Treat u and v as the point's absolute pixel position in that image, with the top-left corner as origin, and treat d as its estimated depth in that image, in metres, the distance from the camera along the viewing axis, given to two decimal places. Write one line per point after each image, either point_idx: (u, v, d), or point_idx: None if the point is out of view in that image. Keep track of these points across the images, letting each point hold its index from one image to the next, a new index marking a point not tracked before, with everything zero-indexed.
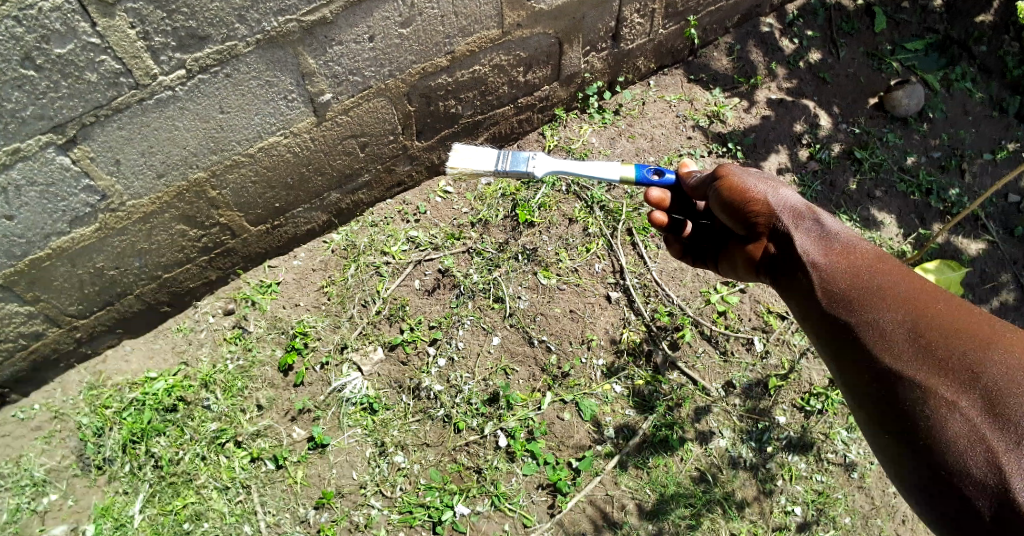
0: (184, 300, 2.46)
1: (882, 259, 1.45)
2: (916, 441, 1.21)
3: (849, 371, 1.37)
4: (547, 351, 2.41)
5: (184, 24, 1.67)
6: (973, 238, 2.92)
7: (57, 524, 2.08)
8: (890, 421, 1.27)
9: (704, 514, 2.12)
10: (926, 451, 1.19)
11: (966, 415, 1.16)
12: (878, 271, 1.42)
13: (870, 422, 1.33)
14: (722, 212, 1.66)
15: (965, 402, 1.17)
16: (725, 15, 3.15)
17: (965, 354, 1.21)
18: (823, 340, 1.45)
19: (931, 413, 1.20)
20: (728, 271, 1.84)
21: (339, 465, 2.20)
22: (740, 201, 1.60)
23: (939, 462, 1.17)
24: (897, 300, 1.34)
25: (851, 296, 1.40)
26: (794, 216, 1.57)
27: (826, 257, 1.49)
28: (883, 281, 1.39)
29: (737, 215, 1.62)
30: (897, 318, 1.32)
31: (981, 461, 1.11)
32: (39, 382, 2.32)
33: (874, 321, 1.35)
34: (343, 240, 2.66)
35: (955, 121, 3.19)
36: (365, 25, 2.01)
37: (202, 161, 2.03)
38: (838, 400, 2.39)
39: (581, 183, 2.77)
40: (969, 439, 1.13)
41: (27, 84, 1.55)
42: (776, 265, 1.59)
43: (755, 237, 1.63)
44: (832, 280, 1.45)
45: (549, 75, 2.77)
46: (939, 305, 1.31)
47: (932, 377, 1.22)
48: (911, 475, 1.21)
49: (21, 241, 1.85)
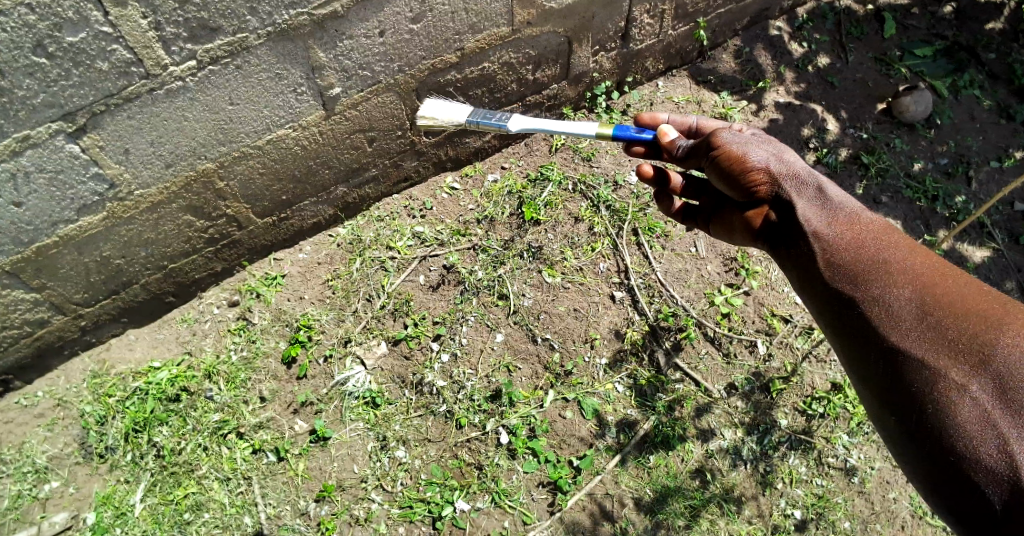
0: (190, 290, 2.47)
1: (886, 231, 1.45)
2: (922, 423, 1.21)
3: (852, 348, 1.36)
4: (550, 349, 2.41)
5: (197, 15, 1.68)
6: (978, 245, 2.91)
7: (58, 511, 2.09)
8: (894, 399, 1.27)
9: (703, 515, 2.12)
10: (933, 433, 1.19)
11: (977, 400, 1.16)
12: (884, 245, 1.41)
13: (874, 401, 1.32)
14: (719, 177, 1.68)
15: (976, 385, 1.17)
16: (734, 18, 3.16)
17: (975, 336, 1.21)
18: (826, 314, 1.44)
19: (939, 397, 1.20)
20: (723, 236, 1.86)
21: (340, 459, 2.20)
22: (739, 168, 1.61)
23: (947, 446, 1.16)
24: (904, 277, 1.34)
25: (855, 269, 1.40)
26: (795, 183, 1.57)
27: (830, 227, 1.49)
28: (890, 257, 1.38)
29: (736, 182, 1.64)
30: (905, 296, 1.32)
31: (992, 448, 1.11)
32: (42, 369, 2.33)
33: (881, 298, 1.34)
34: (348, 234, 2.67)
35: (961, 128, 3.17)
36: (376, 19, 2.02)
37: (211, 152, 2.03)
38: (840, 405, 2.39)
39: (588, 182, 2.79)
40: (980, 424, 1.14)
41: (39, 71, 1.56)
42: (776, 234, 1.59)
43: (755, 203, 1.64)
44: (835, 251, 1.45)
45: (558, 74, 2.77)
46: (946, 284, 1.32)
47: (942, 358, 1.22)
48: (916, 457, 1.21)
49: (29, 228, 1.86)
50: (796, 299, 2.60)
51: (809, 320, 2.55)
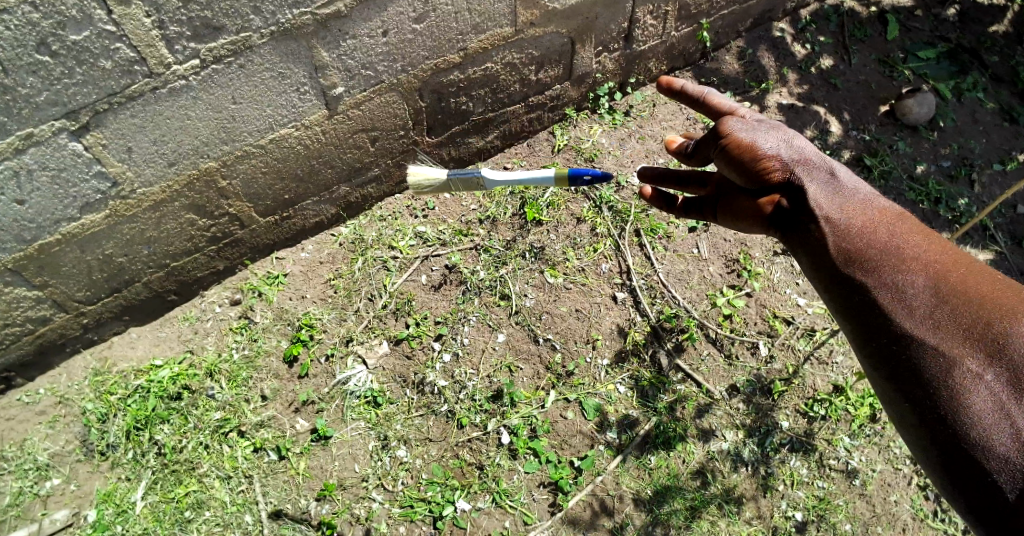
0: (192, 289, 2.48)
1: (899, 218, 1.41)
2: (936, 411, 1.18)
3: (863, 336, 1.33)
4: (552, 349, 2.41)
5: (200, 14, 1.68)
6: (981, 248, 2.91)
7: (59, 508, 2.09)
8: (907, 387, 1.24)
9: (704, 516, 2.12)
10: (946, 421, 1.16)
11: (991, 389, 1.13)
12: (896, 232, 1.38)
13: (886, 388, 1.29)
14: (726, 166, 1.59)
15: (991, 374, 1.14)
16: (738, 19, 3.16)
17: (990, 324, 1.18)
18: (835, 301, 1.41)
19: (953, 385, 1.17)
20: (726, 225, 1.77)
21: (341, 458, 2.20)
22: (750, 156, 1.53)
23: (960, 435, 1.14)
24: (917, 264, 1.31)
25: (868, 256, 1.36)
26: (806, 168, 1.51)
27: (841, 213, 1.45)
28: (903, 243, 1.35)
29: (745, 170, 1.56)
30: (919, 282, 1.28)
31: (1006, 438, 1.09)
32: (44, 367, 2.33)
33: (893, 285, 1.31)
34: (351, 234, 2.67)
35: (964, 130, 3.17)
36: (380, 19, 2.02)
37: (213, 150, 2.03)
38: (842, 407, 2.38)
39: (590, 183, 2.79)
40: (994, 413, 1.11)
41: (42, 70, 1.56)
42: (787, 221, 1.52)
43: (764, 191, 1.55)
44: (847, 239, 1.40)
45: (561, 74, 2.77)
46: (961, 271, 1.29)
47: (956, 346, 1.19)
48: (928, 445, 1.19)
49: (32, 226, 1.86)
50: (798, 301, 2.60)
51: (810, 322, 2.55)
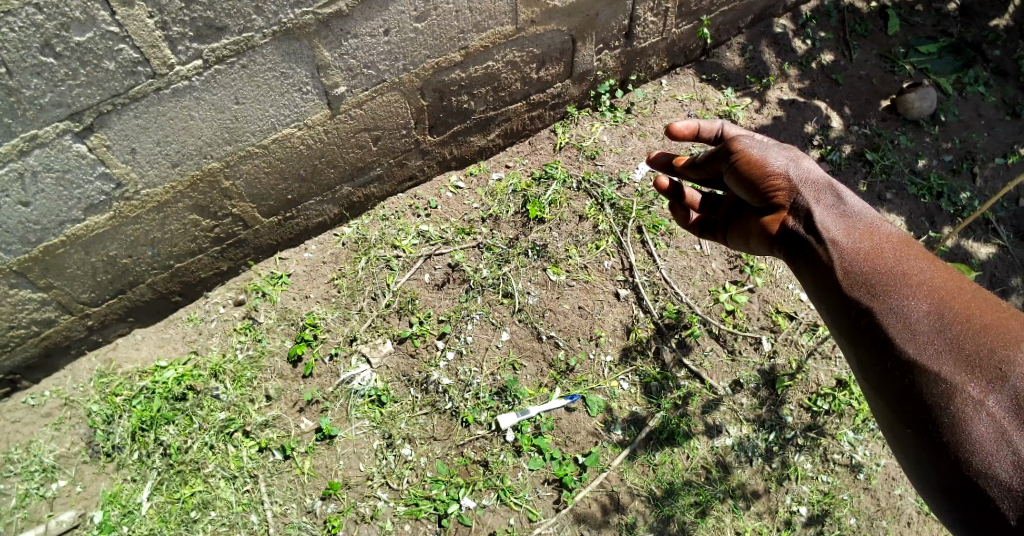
0: (196, 290, 2.48)
1: (906, 245, 1.41)
2: (938, 438, 1.16)
3: (866, 358, 1.33)
4: (555, 346, 2.42)
5: (202, 15, 1.69)
6: (984, 242, 2.91)
7: (66, 510, 2.10)
8: (909, 414, 1.22)
9: (710, 512, 2.13)
10: (947, 449, 1.15)
11: (993, 415, 1.11)
12: (902, 257, 1.37)
13: (888, 412, 1.28)
14: (736, 181, 1.68)
15: (992, 400, 1.12)
16: (738, 16, 3.17)
17: (993, 351, 1.17)
18: (840, 325, 1.40)
19: (955, 411, 1.15)
20: (740, 243, 1.83)
21: (347, 457, 2.21)
22: (758, 173, 1.61)
23: (961, 463, 1.12)
24: (922, 288, 1.30)
25: (872, 278, 1.36)
26: (815, 190, 1.55)
27: (847, 235, 1.46)
28: (908, 268, 1.34)
29: (754, 187, 1.64)
30: (923, 307, 1.27)
31: (1007, 465, 1.07)
32: (49, 369, 2.34)
33: (898, 309, 1.30)
34: (354, 233, 2.68)
35: (968, 125, 3.16)
36: (381, 19, 2.03)
37: (216, 151, 2.04)
38: (846, 401, 2.38)
39: (592, 180, 2.80)
40: (996, 442, 1.09)
41: (46, 71, 1.57)
42: (792, 239, 1.56)
43: (771, 209, 1.61)
44: (851, 260, 1.41)
45: (562, 72, 2.78)
46: (967, 297, 1.27)
47: (959, 372, 1.17)
48: (930, 472, 1.17)
49: (36, 228, 1.87)
50: (801, 297, 2.59)
51: (814, 317, 2.55)
